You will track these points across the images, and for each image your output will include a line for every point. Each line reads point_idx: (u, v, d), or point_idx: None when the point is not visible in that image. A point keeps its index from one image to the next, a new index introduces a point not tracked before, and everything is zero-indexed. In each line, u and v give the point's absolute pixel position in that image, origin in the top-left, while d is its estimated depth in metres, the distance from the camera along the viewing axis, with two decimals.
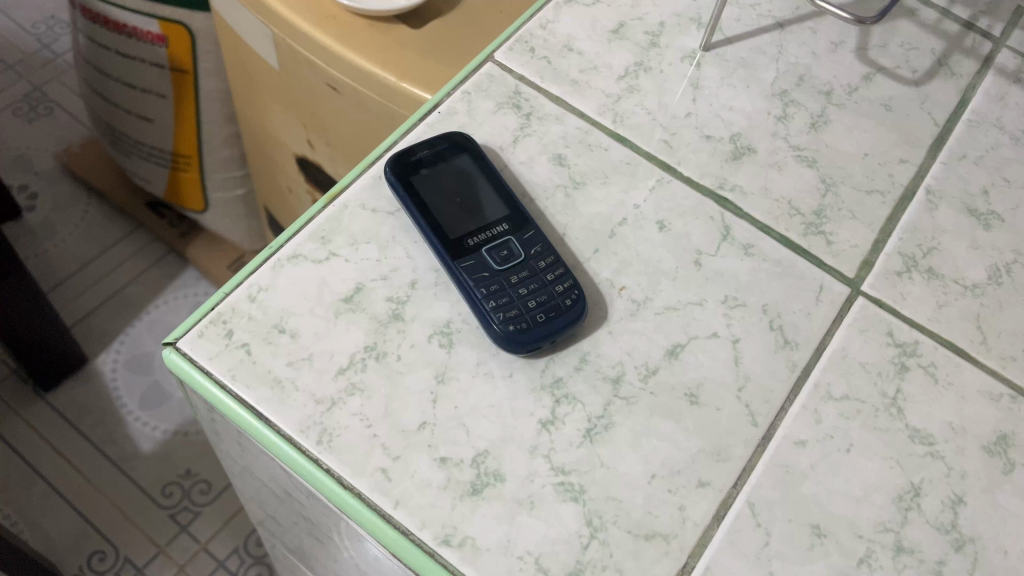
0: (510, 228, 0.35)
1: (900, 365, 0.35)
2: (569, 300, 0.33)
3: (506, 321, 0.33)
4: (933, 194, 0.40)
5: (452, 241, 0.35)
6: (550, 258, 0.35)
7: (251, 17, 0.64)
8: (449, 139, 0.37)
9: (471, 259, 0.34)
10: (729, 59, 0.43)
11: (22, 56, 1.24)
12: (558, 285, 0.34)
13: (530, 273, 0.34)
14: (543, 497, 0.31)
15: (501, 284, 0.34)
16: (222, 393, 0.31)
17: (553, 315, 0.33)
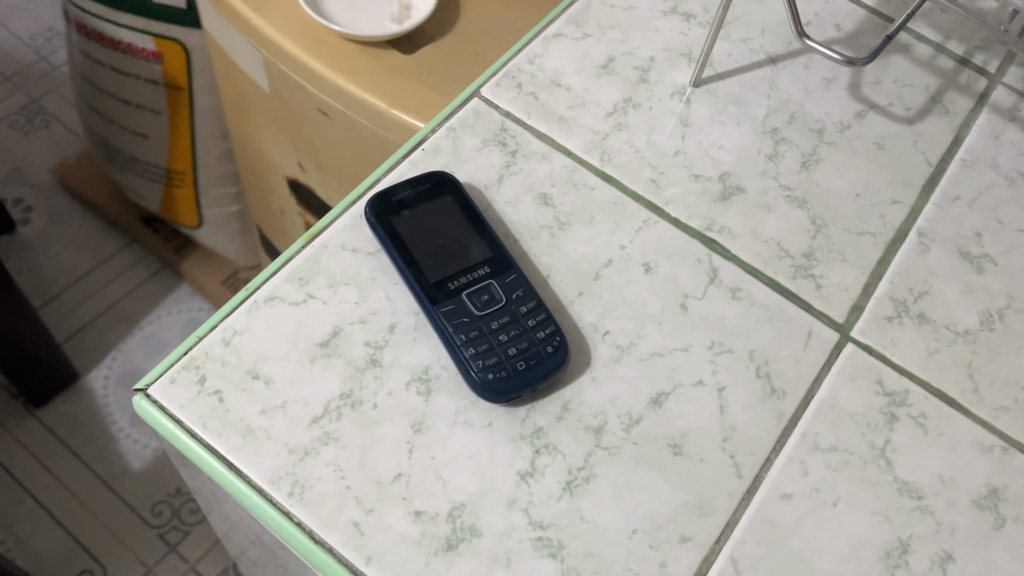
0: (492, 270, 0.35)
1: (889, 414, 0.35)
2: (550, 347, 0.33)
3: (485, 370, 0.32)
4: (925, 236, 0.39)
5: (432, 285, 0.34)
6: (532, 302, 0.34)
7: (242, 39, 0.64)
8: (433, 179, 0.37)
9: (450, 303, 0.33)
10: (720, 95, 0.43)
11: (19, 68, 1.24)
12: (539, 331, 0.33)
13: (511, 318, 0.34)
14: (521, 553, 0.30)
15: (481, 330, 0.33)
16: (191, 441, 0.31)
17: (533, 363, 0.32)
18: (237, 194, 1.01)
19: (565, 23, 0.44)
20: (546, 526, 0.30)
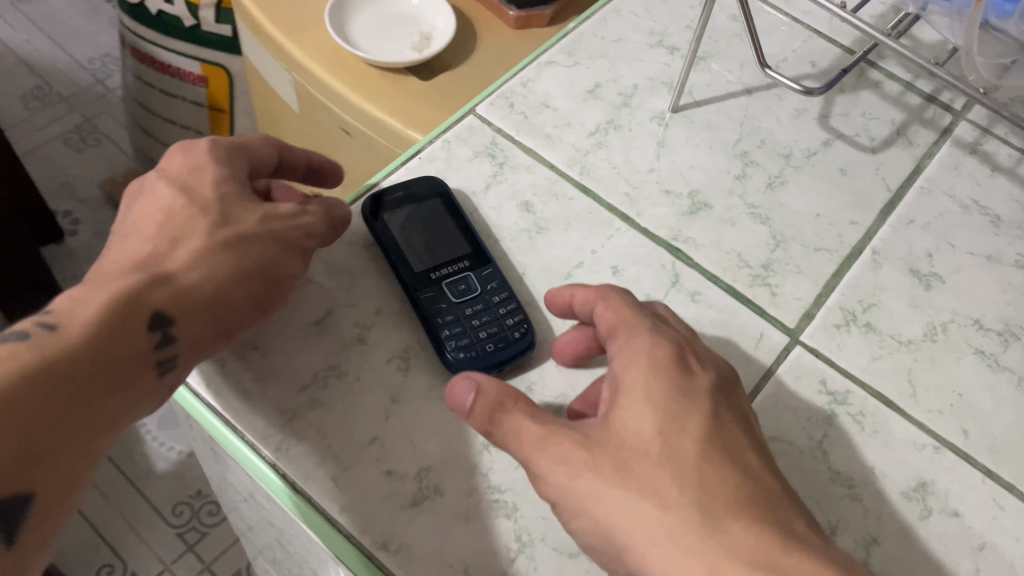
0: (470, 264, 0.39)
1: (829, 412, 0.38)
2: (518, 332, 0.37)
3: (459, 349, 0.36)
4: (878, 254, 0.43)
5: (416, 274, 0.38)
6: (504, 293, 0.38)
7: (276, 63, 0.69)
8: (423, 183, 0.41)
9: (431, 291, 0.37)
10: (696, 120, 0.46)
11: (76, 90, 1.31)
12: (509, 318, 0.37)
13: (484, 306, 0.37)
14: (478, 512, 0.33)
15: (457, 315, 0.37)
16: (196, 401, 0.35)
17: (501, 345, 0.36)
18: None
19: (558, 51, 0.48)
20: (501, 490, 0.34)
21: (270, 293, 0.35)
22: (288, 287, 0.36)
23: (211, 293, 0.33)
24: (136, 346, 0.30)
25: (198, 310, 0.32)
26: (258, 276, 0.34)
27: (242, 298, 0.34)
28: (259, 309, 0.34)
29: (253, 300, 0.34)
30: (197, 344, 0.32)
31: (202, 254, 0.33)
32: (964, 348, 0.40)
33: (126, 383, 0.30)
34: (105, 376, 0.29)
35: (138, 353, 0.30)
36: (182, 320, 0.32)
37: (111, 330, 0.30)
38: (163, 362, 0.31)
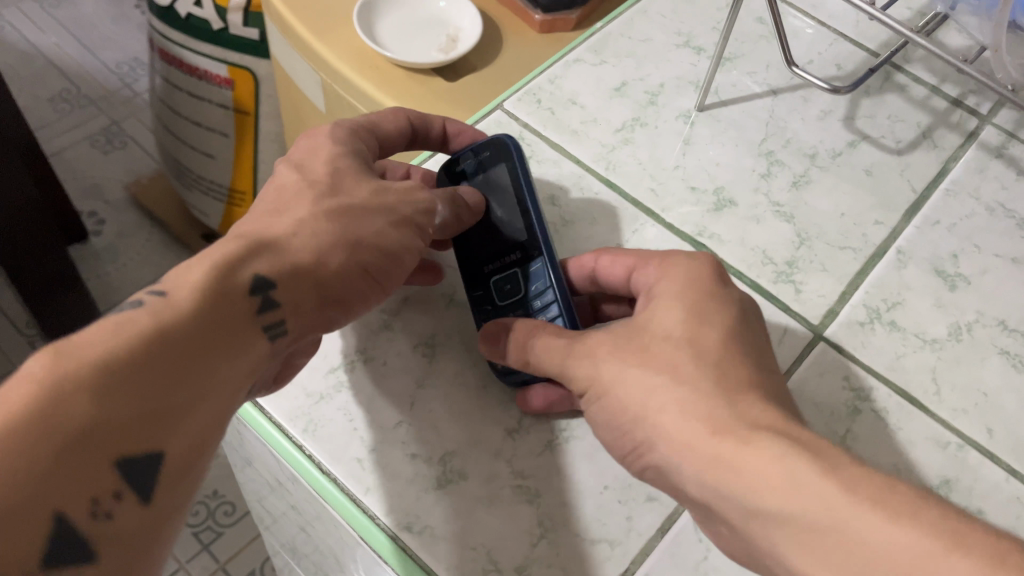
0: (520, 258, 0.38)
1: (853, 407, 0.38)
2: None
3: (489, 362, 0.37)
4: (903, 254, 0.43)
5: (471, 268, 0.39)
6: (547, 297, 0.37)
7: (304, 63, 0.70)
8: (491, 147, 0.40)
9: (479, 290, 0.38)
10: (721, 119, 0.47)
11: (104, 92, 1.31)
12: None
13: (524, 311, 0.37)
14: (501, 497, 0.34)
15: (497, 318, 0.37)
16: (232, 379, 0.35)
17: None
18: None
19: (586, 50, 0.49)
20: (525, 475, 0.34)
21: (387, 263, 0.34)
22: (409, 259, 0.36)
23: (327, 259, 0.32)
24: (243, 309, 0.29)
25: (309, 277, 0.32)
26: (372, 244, 0.34)
27: (357, 265, 0.33)
28: (378, 278, 0.34)
29: (370, 269, 0.34)
30: (303, 311, 0.32)
31: (309, 220, 0.33)
32: (989, 348, 0.40)
33: (239, 341, 0.29)
34: (214, 336, 0.28)
35: (246, 315, 0.29)
36: (292, 287, 0.31)
37: (211, 289, 0.28)
38: (274, 326, 0.30)
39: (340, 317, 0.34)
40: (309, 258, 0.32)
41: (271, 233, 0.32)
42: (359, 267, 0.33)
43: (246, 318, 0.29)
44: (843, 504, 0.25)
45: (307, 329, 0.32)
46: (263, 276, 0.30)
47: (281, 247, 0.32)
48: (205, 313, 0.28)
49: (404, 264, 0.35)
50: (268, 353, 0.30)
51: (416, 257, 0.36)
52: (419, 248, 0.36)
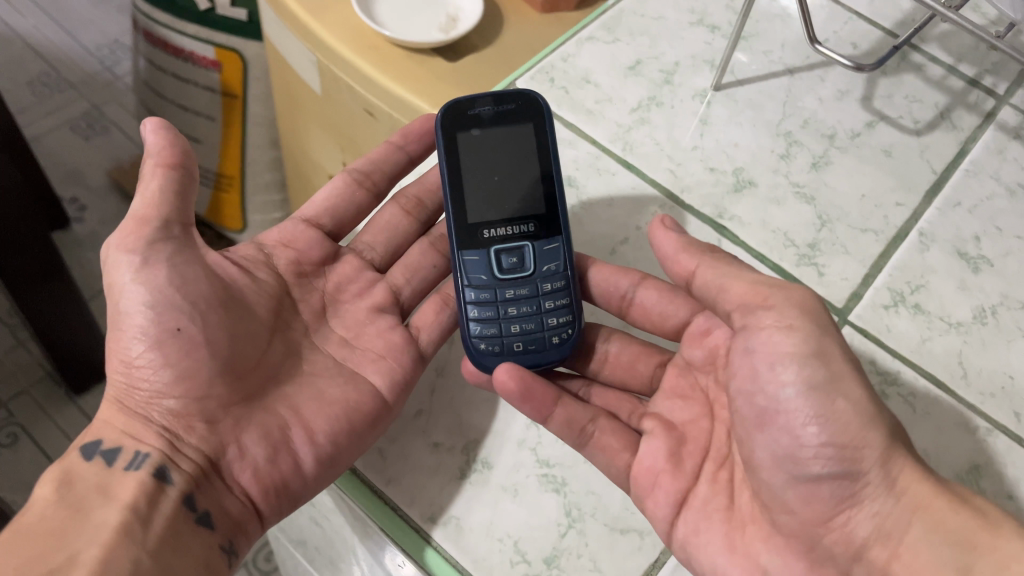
0: (535, 233, 0.38)
1: (880, 392, 0.37)
2: (556, 338, 0.37)
3: (481, 336, 0.36)
4: (926, 236, 0.42)
5: (469, 228, 0.37)
6: (557, 283, 0.37)
7: (298, 42, 0.68)
8: (517, 101, 0.38)
9: (476, 254, 0.37)
10: (738, 99, 0.46)
11: (84, 75, 1.22)
12: (551, 318, 0.37)
13: (529, 292, 0.37)
14: (528, 486, 0.33)
15: (494, 294, 0.37)
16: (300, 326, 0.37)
17: (530, 347, 0.36)
18: (281, 200, 1.05)
19: (599, 28, 0.48)
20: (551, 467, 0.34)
21: (134, 334, 0.34)
22: (173, 304, 0.34)
23: (128, 382, 0.34)
24: (99, 471, 0.33)
25: (152, 407, 0.34)
26: (120, 338, 0.34)
27: (141, 352, 0.34)
28: (152, 347, 0.33)
29: (129, 346, 0.34)
30: (145, 437, 0.33)
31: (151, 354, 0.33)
32: (1015, 331, 0.39)
33: (107, 489, 0.32)
34: (80, 497, 0.31)
35: (103, 471, 0.33)
36: (123, 435, 0.34)
37: (64, 470, 0.32)
38: (131, 463, 0.33)
39: (188, 400, 0.34)
40: (129, 397, 0.34)
41: (118, 389, 0.35)
42: (149, 356, 0.33)
43: (107, 473, 0.33)
44: (986, 542, 0.28)
45: (166, 439, 0.33)
46: (103, 436, 0.34)
47: (120, 401, 0.35)
48: (57, 490, 0.31)
49: (168, 308, 0.34)
50: (143, 478, 0.32)
51: (176, 293, 0.34)
52: (174, 290, 0.34)
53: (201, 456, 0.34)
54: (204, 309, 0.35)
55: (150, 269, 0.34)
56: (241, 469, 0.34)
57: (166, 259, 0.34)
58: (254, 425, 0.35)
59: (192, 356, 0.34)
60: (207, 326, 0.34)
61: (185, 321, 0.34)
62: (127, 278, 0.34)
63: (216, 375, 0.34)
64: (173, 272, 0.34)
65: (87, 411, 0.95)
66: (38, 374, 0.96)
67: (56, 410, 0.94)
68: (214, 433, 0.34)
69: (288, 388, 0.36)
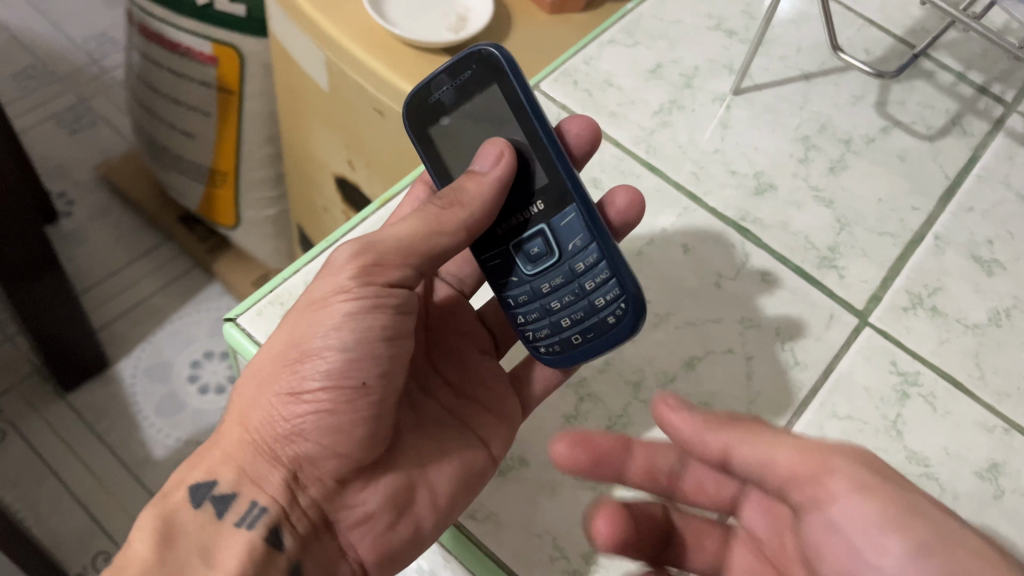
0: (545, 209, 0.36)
1: (901, 392, 0.38)
2: (609, 318, 0.36)
3: (537, 343, 0.37)
4: (941, 240, 0.43)
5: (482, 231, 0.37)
6: (588, 261, 0.36)
7: (304, 39, 0.67)
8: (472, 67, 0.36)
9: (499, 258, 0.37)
10: (756, 104, 0.47)
11: (70, 68, 1.18)
12: (600, 299, 0.36)
13: (564, 280, 0.36)
14: (563, 484, 0.35)
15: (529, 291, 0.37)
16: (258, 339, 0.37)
17: (584, 338, 0.36)
18: (277, 196, 0.98)
19: (619, 32, 0.48)
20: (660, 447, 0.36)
21: (314, 369, 0.33)
22: (370, 357, 0.33)
23: (275, 415, 0.33)
24: (204, 525, 0.32)
25: (286, 450, 0.34)
26: (297, 367, 0.33)
27: (315, 390, 0.33)
28: (334, 393, 0.33)
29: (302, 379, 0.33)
30: (267, 488, 0.33)
31: (321, 411, 0.33)
32: None
33: (210, 552, 0.32)
34: (180, 564, 0.31)
35: (209, 524, 0.32)
36: (243, 477, 0.33)
37: (165, 521, 0.32)
38: (243, 518, 0.33)
39: (337, 458, 0.34)
40: (269, 429, 0.33)
41: (253, 420, 0.34)
42: (325, 403, 0.33)
43: (214, 528, 0.32)
44: None
45: (287, 492, 0.33)
46: (218, 476, 0.33)
47: (254, 431, 0.34)
48: (158, 550, 0.31)
49: (365, 359, 0.33)
50: (253, 541, 0.32)
51: (377, 341, 0.34)
52: (375, 337, 0.33)
53: (315, 512, 0.34)
54: (384, 363, 0.34)
55: (360, 309, 0.33)
56: (358, 530, 0.35)
57: (380, 296, 0.34)
58: (382, 486, 0.35)
59: (363, 415, 0.33)
60: (387, 387, 0.34)
61: (371, 376, 0.33)
62: (337, 310, 0.33)
63: (366, 439, 0.34)
64: (373, 317, 0.33)
65: (77, 407, 0.94)
66: (25, 370, 0.95)
67: (44, 406, 0.93)
68: (339, 491, 0.35)
69: (413, 443, 0.37)
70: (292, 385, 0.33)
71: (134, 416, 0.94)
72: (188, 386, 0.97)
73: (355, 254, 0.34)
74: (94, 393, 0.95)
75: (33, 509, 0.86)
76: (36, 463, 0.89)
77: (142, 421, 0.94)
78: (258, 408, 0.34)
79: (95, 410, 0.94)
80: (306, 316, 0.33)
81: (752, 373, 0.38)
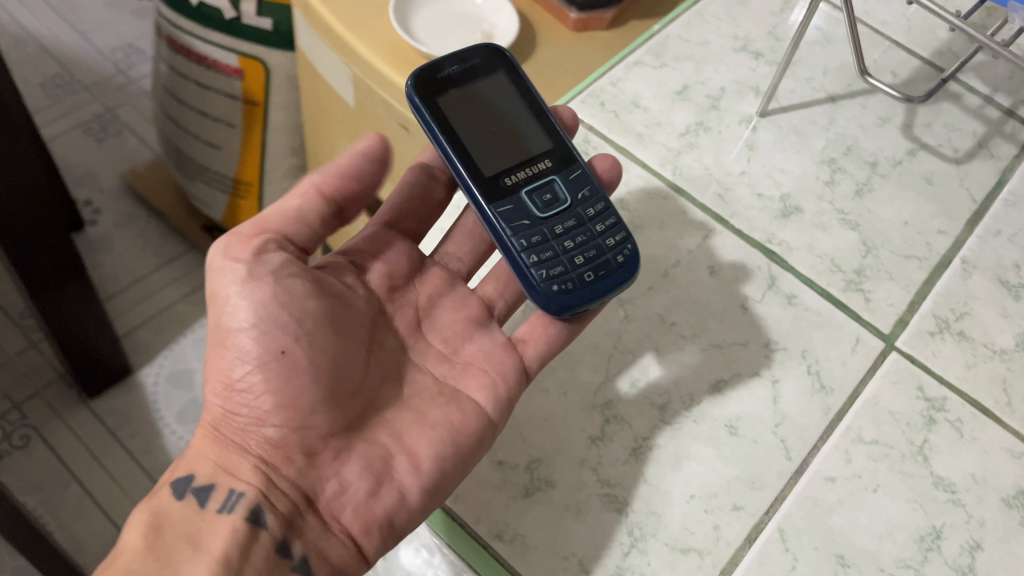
0: (555, 165, 0.40)
1: (927, 418, 0.38)
2: (620, 256, 0.38)
3: (549, 281, 0.37)
4: (968, 264, 0.43)
5: (493, 181, 0.38)
6: (598, 204, 0.39)
7: (331, 55, 0.67)
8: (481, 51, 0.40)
9: (509, 205, 0.38)
10: (783, 125, 0.47)
11: (98, 78, 1.19)
12: (610, 240, 0.38)
13: (576, 224, 0.39)
14: (589, 505, 0.35)
15: (541, 236, 0.38)
16: None
17: (600, 273, 0.37)
18: None
19: (646, 52, 0.48)
20: (703, 492, 0.35)
21: (237, 351, 0.35)
22: (279, 326, 0.35)
23: (229, 409, 0.36)
24: (189, 514, 0.34)
25: (252, 436, 0.36)
26: (226, 354, 0.36)
27: (244, 374, 0.35)
28: (259, 370, 0.35)
29: (232, 368, 0.36)
30: (239, 476, 0.35)
31: (258, 384, 0.35)
32: None
33: (196, 536, 0.33)
34: (167, 548, 0.32)
35: (193, 512, 0.34)
36: (217, 471, 0.36)
37: (153, 514, 0.34)
38: (224, 505, 0.35)
39: (290, 430, 0.36)
40: (229, 422, 0.36)
41: (215, 414, 0.37)
42: (253, 379, 0.35)
43: (197, 516, 0.34)
44: None
45: (262, 475, 0.35)
46: (193, 472, 0.36)
47: (219, 429, 0.37)
48: (147, 538, 0.32)
49: (274, 330, 0.35)
50: (237, 523, 0.34)
51: (280, 311, 0.35)
52: (280, 308, 0.35)
53: (294, 491, 0.36)
54: (309, 328, 0.35)
55: (254, 283, 0.35)
56: (342, 503, 0.36)
57: (272, 271, 0.35)
58: (356, 456, 0.37)
59: (292, 383, 0.35)
60: (310, 351, 0.35)
61: (288, 342, 0.35)
62: (234, 288, 0.35)
63: (317, 405, 0.35)
64: (279, 287, 0.35)
65: (100, 414, 0.95)
66: (50, 375, 0.96)
67: (68, 412, 0.94)
68: (312, 464, 0.36)
69: (390, 415, 0.38)
70: (228, 371, 0.36)
71: (156, 424, 0.95)
72: None
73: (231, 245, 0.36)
74: (116, 400, 0.96)
75: (56, 516, 0.87)
76: (60, 469, 0.90)
77: (164, 429, 0.94)
78: (211, 403, 0.37)
79: (118, 417, 0.95)
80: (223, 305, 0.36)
81: (779, 396, 0.38)
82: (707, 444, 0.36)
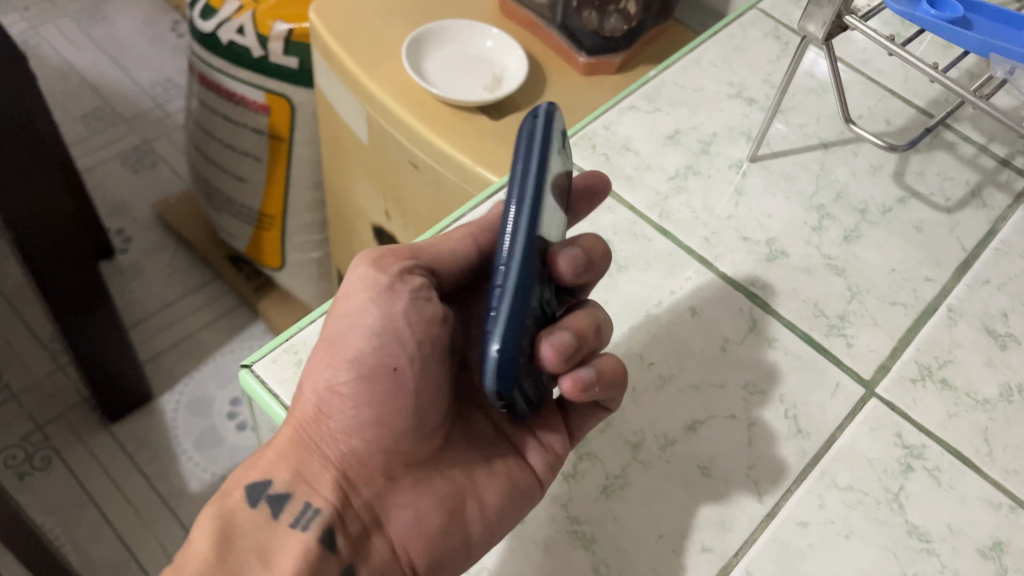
0: None
1: (905, 465, 0.38)
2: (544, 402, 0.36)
3: None
4: (954, 312, 0.43)
5: None
6: None
7: (348, 94, 0.69)
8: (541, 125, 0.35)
9: None
10: (773, 170, 0.48)
11: (136, 111, 1.23)
12: None
13: None
14: (558, 541, 0.35)
15: None
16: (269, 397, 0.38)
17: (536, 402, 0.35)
18: (322, 240, 1.01)
19: (640, 97, 0.50)
20: (674, 531, 0.35)
21: (348, 363, 0.33)
22: (399, 341, 0.32)
23: (317, 411, 0.34)
24: (261, 524, 0.33)
25: (334, 449, 0.34)
26: (334, 362, 0.33)
27: (347, 384, 0.33)
28: (362, 382, 0.33)
29: (337, 374, 0.33)
30: (318, 489, 0.33)
31: (361, 396, 0.33)
32: None
33: (268, 554, 0.32)
34: (238, 564, 0.31)
35: (265, 523, 0.33)
36: (296, 479, 0.34)
37: (224, 519, 0.33)
38: (298, 520, 0.33)
39: (376, 450, 0.33)
40: (316, 429, 0.34)
41: (303, 416, 0.34)
42: (356, 392, 0.33)
43: (269, 528, 0.33)
44: None
45: (339, 492, 0.34)
46: (273, 476, 0.34)
47: (303, 433, 0.34)
48: (218, 547, 0.31)
49: (393, 345, 0.32)
50: (308, 543, 0.32)
51: (405, 329, 0.32)
52: (407, 326, 0.33)
53: (368, 514, 0.34)
54: (427, 352, 0.33)
55: (390, 295, 0.33)
56: (409, 537, 0.34)
57: (411, 290, 0.33)
58: (433, 488, 0.34)
59: (399, 404, 0.33)
60: (420, 375, 0.33)
61: (403, 360, 0.32)
62: (364, 296, 0.33)
63: (409, 432, 0.33)
64: (412, 306, 0.33)
65: (120, 439, 0.96)
66: (74, 399, 0.98)
67: (89, 435, 0.96)
68: (389, 490, 0.34)
69: (463, 453, 0.36)
70: (328, 379, 0.33)
71: (174, 450, 0.96)
72: (227, 422, 0.99)
73: (378, 254, 0.34)
74: (136, 425, 0.98)
75: (72, 537, 0.88)
76: (78, 491, 0.92)
77: (180, 455, 0.96)
78: (301, 404, 0.34)
79: (137, 442, 0.96)
80: (341, 309, 0.34)
81: (753, 439, 0.38)
82: (679, 485, 0.36)
